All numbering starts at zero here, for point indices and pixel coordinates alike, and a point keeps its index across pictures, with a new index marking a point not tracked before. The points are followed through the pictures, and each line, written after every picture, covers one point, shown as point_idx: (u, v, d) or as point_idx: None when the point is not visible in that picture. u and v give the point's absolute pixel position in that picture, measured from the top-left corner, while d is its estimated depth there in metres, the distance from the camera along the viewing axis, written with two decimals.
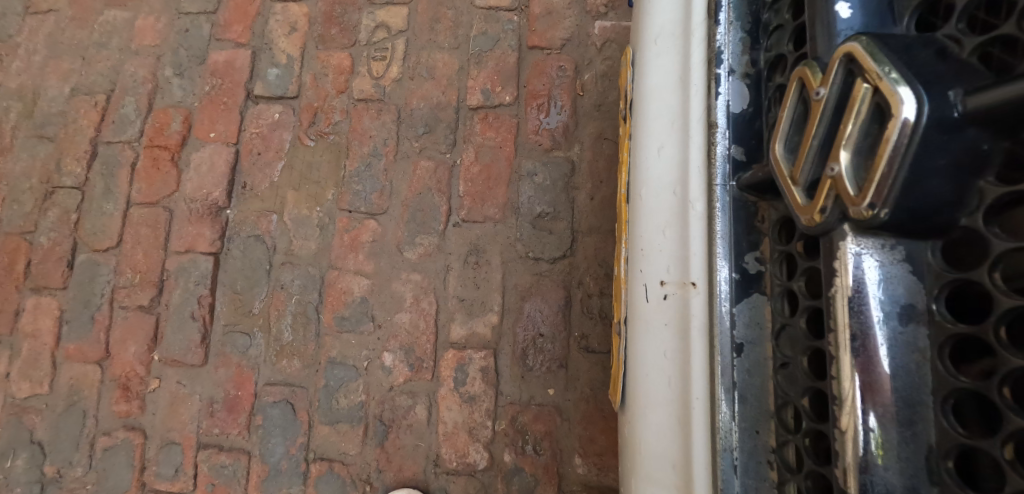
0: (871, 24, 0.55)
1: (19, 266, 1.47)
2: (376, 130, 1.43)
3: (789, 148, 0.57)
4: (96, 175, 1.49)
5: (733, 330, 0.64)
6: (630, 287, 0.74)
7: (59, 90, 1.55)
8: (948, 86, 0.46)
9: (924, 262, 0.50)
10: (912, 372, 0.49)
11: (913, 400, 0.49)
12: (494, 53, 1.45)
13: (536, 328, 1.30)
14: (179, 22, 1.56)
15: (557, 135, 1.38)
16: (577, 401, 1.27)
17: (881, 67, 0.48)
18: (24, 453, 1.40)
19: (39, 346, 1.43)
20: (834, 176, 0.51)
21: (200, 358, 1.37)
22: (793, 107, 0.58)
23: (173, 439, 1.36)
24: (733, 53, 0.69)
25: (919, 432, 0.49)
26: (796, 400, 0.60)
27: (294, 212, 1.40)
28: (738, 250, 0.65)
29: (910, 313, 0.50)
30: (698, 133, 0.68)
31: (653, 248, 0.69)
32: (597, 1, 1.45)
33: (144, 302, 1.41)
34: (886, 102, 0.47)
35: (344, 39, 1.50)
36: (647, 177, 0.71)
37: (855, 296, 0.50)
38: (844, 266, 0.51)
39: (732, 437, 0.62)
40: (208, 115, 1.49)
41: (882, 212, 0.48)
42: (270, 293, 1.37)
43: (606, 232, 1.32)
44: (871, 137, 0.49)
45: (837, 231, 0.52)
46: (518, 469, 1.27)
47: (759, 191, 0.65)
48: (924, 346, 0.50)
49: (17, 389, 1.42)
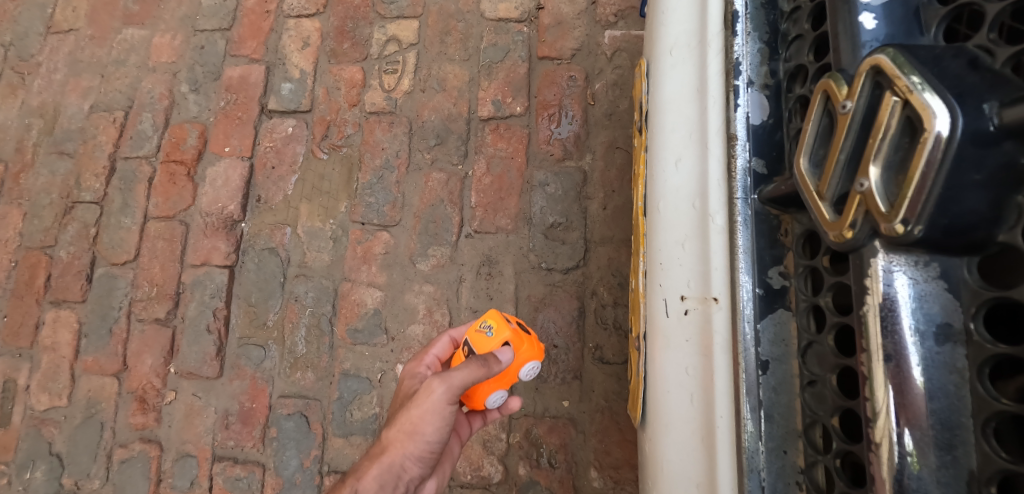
0: (895, 34, 0.55)
1: (39, 280, 1.49)
2: (388, 143, 1.44)
3: (814, 162, 0.57)
4: (114, 190, 1.51)
5: (758, 347, 0.62)
6: (652, 301, 0.75)
7: (78, 107, 1.58)
8: (982, 98, 0.45)
9: (960, 279, 0.49)
10: (951, 395, 0.48)
11: (952, 423, 0.47)
12: (504, 64, 1.46)
13: (550, 339, 1.29)
14: (196, 39, 1.59)
15: (569, 145, 1.38)
16: (592, 413, 1.26)
17: (910, 78, 0.47)
18: (43, 464, 1.41)
19: (58, 359, 1.45)
20: (864, 191, 0.50)
21: (216, 370, 1.38)
22: (818, 120, 0.57)
23: (188, 452, 1.36)
24: (751, 65, 0.68)
25: (960, 456, 0.47)
26: (825, 419, 0.58)
27: (307, 225, 1.41)
28: (761, 265, 0.64)
29: (947, 333, 0.48)
30: (716, 146, 0.67)
31: (673, 263, 0.70)
32: (607, 11, 1.45)
33: (161, 315, 1.42)
34: (918, 116, 0.46)
35: (355, 53, 1.52)
36: (666, 191, 0.72)
37: (887, 315, 0.49)
38: (875, 283, 0.50)
39: (758, 458, 0.60)
40: (223, 130, 1.51)
41: (915, 229, 0.47)
42: (285, 305, 1.38)
43: (619, 242, 1.31)
44: (902, 151, 0.48)
45: (868, 247, 0.51)
46: (533, 483, 1.26)
47: (782, 205, 0.63)
48: (962, 366, 0.48)
49: (37, 401, 1.44)
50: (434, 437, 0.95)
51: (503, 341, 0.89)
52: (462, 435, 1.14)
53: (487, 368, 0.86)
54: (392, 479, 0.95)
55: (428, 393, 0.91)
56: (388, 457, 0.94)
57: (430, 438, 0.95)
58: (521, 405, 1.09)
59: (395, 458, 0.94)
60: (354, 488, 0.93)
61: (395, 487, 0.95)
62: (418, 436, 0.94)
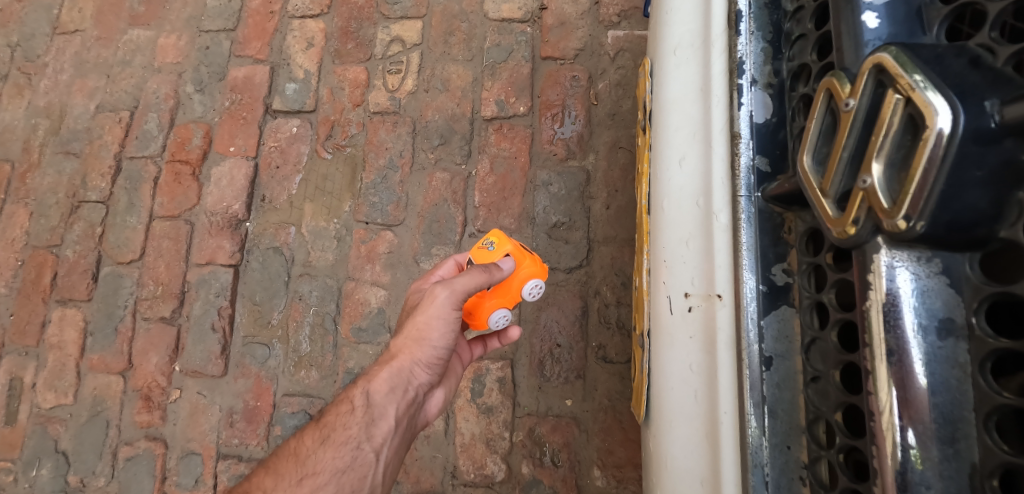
0: (898, 34, 0.55)
1: (45, 279, 1.50)
2: (392, 142, 1.44)
3: (817, 160, 0.57)
4: (120, 189, 1.52)
5: (761, 344, 0.62)
6: (655, 299, 0.75)
7: (84, 107, 1.59)
8: (983, 96, 0.46)
9: (962, 275, 0.49)
10: (953, 389, 0.48)
11: (953, 417, 0.48)
12: (507, 64, 1.46)
13: (554, 338, 1.30)
14: (200, 39, 1.60)
15: (572, 145, 1.38)
16: (595, 412, 1.26)
17: (913, 77, 0.47)
18: (49, 462, 1.42)
19: (64, 357, 1.45)
20: (866, 188, 0.50)
21: (220, 369, 1.38)
22: (821, 118, 0.57)
23: (193, 449, 1.37)
24: (755, 64, 0.69)
25: (962, 450, 0.47)
26: (828, 415, 0.58)
27: (312, 224, 1.42)
28: (765, 262, 0.64)
29: (948, 327, 0.49)
30: (720, 144, 0.68)
31: (677, 260, 0.70)
32: (610, 12, 1.46)
33: (166, 314, 1.43)
34: (920, 114, 0.46)
35: (359, 53, 1.53)
36: (670, 189, 0.73)
37: (890, 310, 0.49)
38: (878, 279, 0.50)
39: (762, 453, 0.60)
40: (227, 130, 1.52)
41: (918, 225, 0.47)
42: (289, 304, 1.39)
43: (622, 241, 1.31)
44: (904, 149, 0.48)
45: (870, 243, 0.51)
46: (536, 482, 1.26)
47: (786, 203, 0.64)
48: (964, 360, 0.48)
49: (43, 399, 1.44)
50: (441, 342, 0.98)
51: (505, 253, 0.91)
52: (466, 357, 1.17)
53: (489, 274, 0.88)
54: (402, 383, 0.98)
55: (433, 299, 0.93)
56: (397, 362, 0.97)
57: (438, 343, 0.97)
58: (519, 333, 1.13)
59: (404, 363, 0.98)
60: (366, 389, 0.96)
61: (406, 391, 0.99)
62: (426, 343, 0.97)
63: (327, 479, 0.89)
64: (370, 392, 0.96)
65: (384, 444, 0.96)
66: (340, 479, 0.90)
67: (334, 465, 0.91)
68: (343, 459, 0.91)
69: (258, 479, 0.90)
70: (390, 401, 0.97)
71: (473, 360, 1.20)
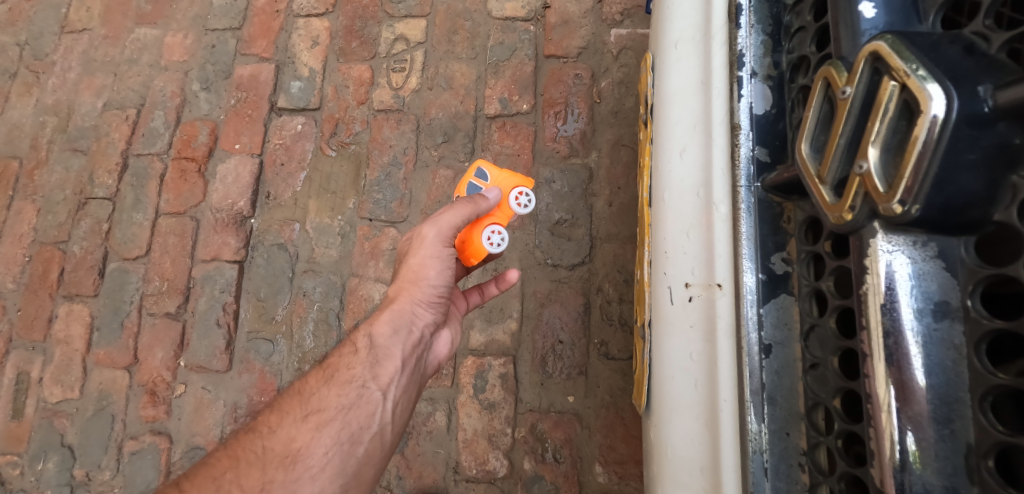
0: (895, 23, 0.55)
1: (52, 275, 1.51)
2: (396, 140, 1.45)
3: (815, 147, 0.58)
4: (127, 186, 1.53)
5: (761, 332, 0.63)
6: (656, 290, 0.76)
7: (92, 105, 1.61)
8: (977, 81, 0.46)
9: (957, 258, 0.49)
10: (948, 371, 0.48)
11: (949, 398, 0.48)
12: (511, 62, 1.47)
13: (556, 335, 1.30)
14: (207, 38, 1.62)
15: (575, 143, 1.39)
16: (597, 408, 1.26)
17: (908, 64, 0.48)
18: (55, 456, 1.42)
19: (71, 352, 1.47)
20: (863, 173, 0.50)
21: (225, 364, 1.39)
22: (819, 106, 0.58)
23: (197, 444, 1.37)
24: (755, 56, 0.69)
25: (958, 430, 0.48)
26: (827, 401, 0.58)
27: (316, 221, 1.43)
28: (764, 251, 0.64)
29: (944, 310, 0.49)
30: (720, 135, 0.68)
31: (678, 251, 0.70)
32: (613, 10, 1.46)
33: (171, 309, 1.44)
34: (915, 99, 0.47)
35: (364, 52, 1.54)
36: (671, 181, 0.73)
37: (886, 294, 0.50)
38: (874, 264, 0.51)
39: (761, 439, 0.61)
40: (233, 128, 1.53)
41: (913, 209, 0.48)
42: (293, 300, 1.40)
43: (625, 239, 1.31)
44: (899, 134, 0.48)
45: (867, 228, 0.51)
46: (538, 477, 1.26)
47: (785, 192, 0.64)
48: (960, 342, 0.49)
49: (49, 393, 1.46)
50: (439, 280, 0.99)
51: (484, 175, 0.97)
52: (464, 303, 1.18)
53: (475, 202, 0.92)
54: (405, 324, 0.98)
55: (422, 240, 0.97)
56: (398, 304, 0.98)
57: (434, 280, 0.98)
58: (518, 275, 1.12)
59: (405, 304, 0.98)
60: (370, 333, 0.97)
61: (411, 332, 0.99)
62: (424, 282, 0.98)
63: (332, 416, 0.91)
64: (373, 335, 0.97)
65: (391, 383, 0.96)
66: (346, 416, 0.91)
67: (339, 402, 0.92)
68: (348, 396, 0.92)
69: (264, 417, 0.92)
70: (394, 343, 0.97)
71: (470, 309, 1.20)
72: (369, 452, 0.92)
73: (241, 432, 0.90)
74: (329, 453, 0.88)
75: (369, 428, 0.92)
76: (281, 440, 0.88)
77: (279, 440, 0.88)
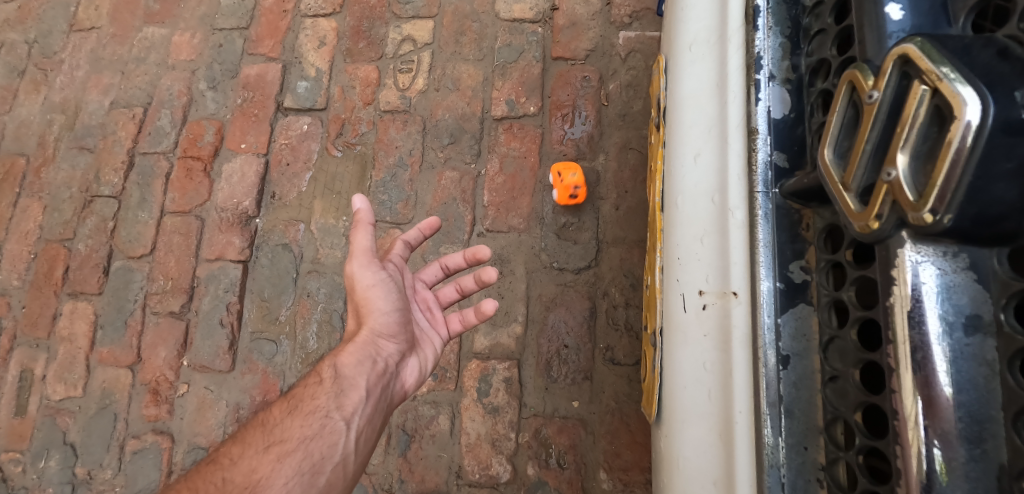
0: (922, 25, 0.54)
1: (57, 272, 1.51)
2: (401, 141, 1.45)
3: (838, 153, 0.56)
4: (133, 185, 1.53)
5: (778, 342, 0.61)
6: (668, 297, 0.75)
7: (99, 103, 1.61)
8: (1013, 87, 0.45)
9: (989, 270, 0.49)
10: (980, 387, 0.47)
11: (980, 416, 0.47)
12: (518, 64, 1.46)
13: (561, 339, 1.29)
14: (214, 37, 1.62)
15: (582, 145, 1.38)
16: (602, 414, 1.25)
17: (941, 68, 0.47)
18: (57, 454, 1.42)
19: (75, 350, 1.46)
20: (891, 181, 0.49)
21: (227, 364, 1.39)
22: (843, 111, 0.56)
23: (199, 444, 1.37)
24: (773, 59, 0.68)
25: (989, 450, 0.47)
26: (847, 415, 0.57)
27: (320, 221, 1.43)
28: (783, 259, 0.63)
29: (976, 324, 0.48)
30: (736, 140, 0.67)
31: (691, 257, 0.69)
32: (621, 13, 1.45)
33: (175, 308, 1.44)
34: (947, 105, 0.46)
35: (371, 52, 1.54)
36: (684, 186, 0.72)
37: (914, 307, 0.49)
38: (902, 275, 0.50)
39: (778, 453, 0.59)
40: (240, 127, 1.53)
41: (944, 218, 0.46)
42: (297, 301, 1.39)
43: (632, 242, 1.30)
44: (931, 140, 0.47)
45: (894, 238, 0.50)
46: (541, 483, 1.25)
47: (804, 199, 0.63)
48: (991, 358, 0.48)
49: (52, 391, 1.45)
50: (389, 307, 1.03)
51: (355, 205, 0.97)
52: (444, 330, 1.17)
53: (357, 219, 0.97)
54: (369, 356, 1.00)
55: (352, 277, 1.01)
56: (360, 337, 1.01)
57: (385, 308, 1.02)
58: (494, 306, 1.10)
59: (367, 337, 1.01)
60: (336, 363, 0.99)
61: (376, 363, 1.00)
62: (377, 312, 1.02)
63: (294, 447, 0.90)
64: (339, 366, 0.98)
65: (356, 414, 0.96)
66: (308, 447, 0.91)
67: (302, 433, 0.92)
68: (311, 427, 0.92)
69: (226, 448, 0.93)
70: (359, 373, 0.98)
71: (453, 335, 1.19)
72: (332, 482, 0.91)
73: (202, 464, 0.91)
74: (289, 484, 0.87)
75: (331, 458, 0.92)
76: (242, 471, 0.88)
77: (239, 470, 0.88)
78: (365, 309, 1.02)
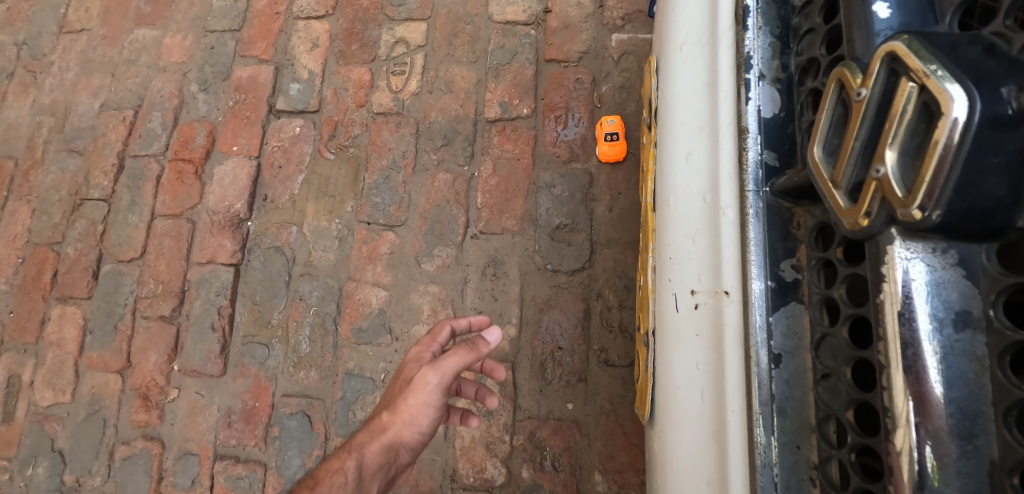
0: (910, 23, 0.55)
1: (46, 276, 1.50)
2: (395, 143, 1.44)
3: (828, 151, 0.56)
4: (123, 188, 1.52)
5: (770, 341, 0.61)
6: (660, 297, 0.75)
7: (89, 105, 1.60)
8: (1000, 82, 0.45)
9: (979, 266, 0.49)
10: (971, 383, 0.47)
11: (971, 412, 0.47)
12: (511, 66, 1.46)
13: (555, 341, 1.29)
14: (206, 39, 1.61)
15: (575, 147, 1.38)
16: (597, 416, 1.24)
17: (928, 65, 0.47)
18: (45, 461, 1.40)
19: (63, 355, 1.45)
20: (880, 177, 0.49)
21: (219, 368, 1.37)
22: (832, 109, 0.56)
23: (190, 450, 1.35)
24: (763, 59, 0.68)
25: (981, 446, 0.46)
26: (839, 413, 0.57)
27: (313, 224, 1.42)
28: (774, 257, 0.63)
29: (965, 319, 0.48)
30: (728, 139, 0.67)
31: (683, 257, 0.69)
32: (614, 15, 1.46)
33: (166, 312, 1.42)
34: (934, 101, 0.46)
35: (364, 54, 1.53)
36: (676, 185, 0.72)
37: (904, 304, 0.49)
38: (892, 272, 0.50)
39: (771, 452, 0.59)
40: (231, 129, 1.52)
41: (933, 214, 0.46)
42: (289, 304, 1.38)
43: (625, 244, 1.30)
44: (919, 137, 0.47)
45: (883, 235, 0.50)
46: (536, 486, 1.24)
47: (794, 197, 0.63)
48: (981, 354, 0.48)
49: (40, 397, 1.44)
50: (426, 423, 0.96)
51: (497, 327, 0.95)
52: None
53: (476, 350, 0.93)
54: (387, 461, 0.95)
55: (422, 383, 0.92)
56: (387, 439, 0.93)
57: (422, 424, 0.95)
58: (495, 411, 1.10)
59: (392, 441, 0.94)
60: (360, 460, 0.92)
61: (388, 468, 0.96)
62: (414, 426, 0.94)
63: None
64: (362, 466, 0.92)
65: None
66: None
67: None
68: None
69: None
70: (376, 474, 0.94)
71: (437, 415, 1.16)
72: None
73: None
74: None
75: None
76: None
77: None
78: (399, 416, 0.93)
